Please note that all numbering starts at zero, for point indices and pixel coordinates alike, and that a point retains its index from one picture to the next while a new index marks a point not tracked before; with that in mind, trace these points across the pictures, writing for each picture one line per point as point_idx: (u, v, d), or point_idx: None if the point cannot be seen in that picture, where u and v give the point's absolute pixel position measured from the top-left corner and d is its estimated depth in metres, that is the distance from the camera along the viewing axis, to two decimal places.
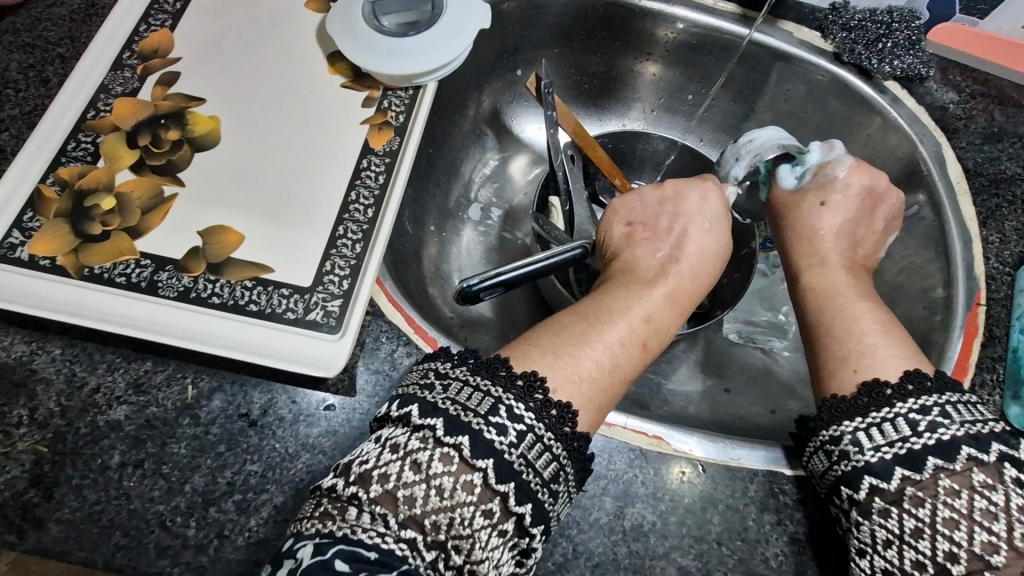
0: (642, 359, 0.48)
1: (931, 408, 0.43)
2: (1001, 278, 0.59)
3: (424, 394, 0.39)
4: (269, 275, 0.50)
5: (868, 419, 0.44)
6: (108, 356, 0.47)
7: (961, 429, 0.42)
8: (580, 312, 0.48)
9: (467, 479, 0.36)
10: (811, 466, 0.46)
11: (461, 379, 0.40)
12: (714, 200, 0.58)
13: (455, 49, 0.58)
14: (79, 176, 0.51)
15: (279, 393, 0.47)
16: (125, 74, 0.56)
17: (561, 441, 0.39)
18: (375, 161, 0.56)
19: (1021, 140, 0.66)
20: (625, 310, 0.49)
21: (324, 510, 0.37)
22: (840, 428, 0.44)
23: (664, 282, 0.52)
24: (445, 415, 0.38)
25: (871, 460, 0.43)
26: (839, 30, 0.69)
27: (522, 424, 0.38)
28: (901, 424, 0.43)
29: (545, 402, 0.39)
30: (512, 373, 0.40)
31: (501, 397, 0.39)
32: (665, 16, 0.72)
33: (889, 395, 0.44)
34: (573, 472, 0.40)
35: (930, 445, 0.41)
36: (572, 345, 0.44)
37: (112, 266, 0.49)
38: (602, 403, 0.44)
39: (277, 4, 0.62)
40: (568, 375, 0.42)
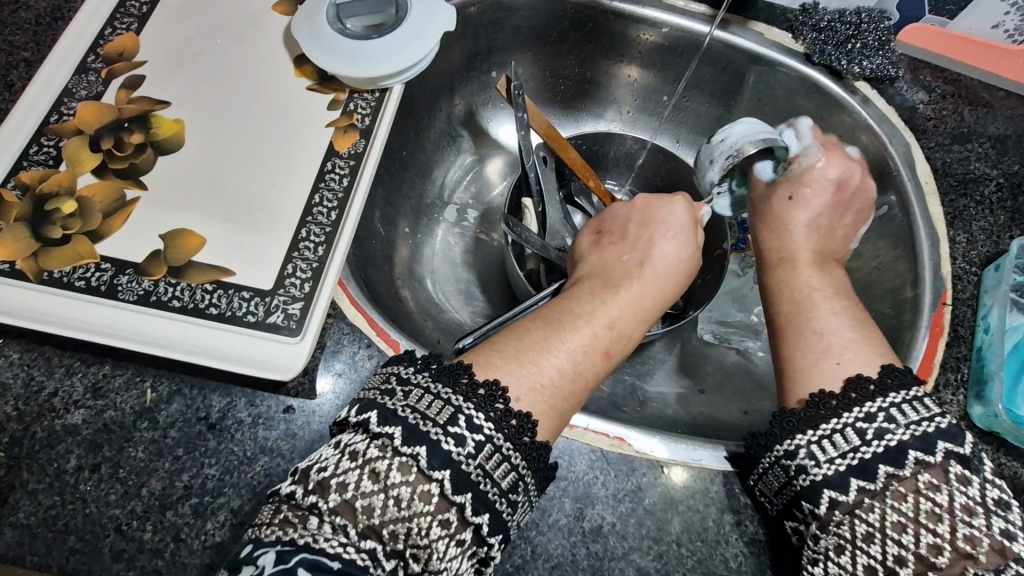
0: (606, 366, 0.48)
1: (876, 415, 0.42)
2: (967, 278, 0.59)
3: (383, 399, 0.39)
4: (230, 278, 0.50)
5: (820, 431, 0.43)
6: (66, 360, 0.47)
7: (906, 433, 0.41)
8: (546, 317, 0.48)
9: (424, 489, 0.36)
10: (764, 484, 0.45)
11: (423, 386, 0.39)
12: (680, 212, 0.57)
13: (419, 51, 0.58)
14: (41, 181, 0.51)
15: (238, 396, 0.47)
16: (90, 78, 0.56)
17: (518, 451, 0.39)
18: (340, 163, 0.56)
19: (990, 141, 0.66)
20: (590, 316, 0.48)
21: (284, 518, 0.37)
22: (794, 441, 0.43)
23: (631, 288, 0.52)
24: (403, 423, 0.37)
25: (826, 473, 0.41)
26: (809, 31, 0.69)
27: (480, 434, 0.38)
28: (850, 435, 0.42)
29: (505, 412, 0.39)
30: (474, 381, 0.40)
31: (461, 406, 0.39)
32: (636, 18, 0.72)
33: (835, 405, 0.43)
34: (534, 481, 0.40)
35: (879, 453, 0.41)
36: (535, 351, 0.44)
37: (72, 270, 0.49)
38: (563, 409, 0.44)
39: (244, 8, 0.62)
40: (530, 383, 0.43)
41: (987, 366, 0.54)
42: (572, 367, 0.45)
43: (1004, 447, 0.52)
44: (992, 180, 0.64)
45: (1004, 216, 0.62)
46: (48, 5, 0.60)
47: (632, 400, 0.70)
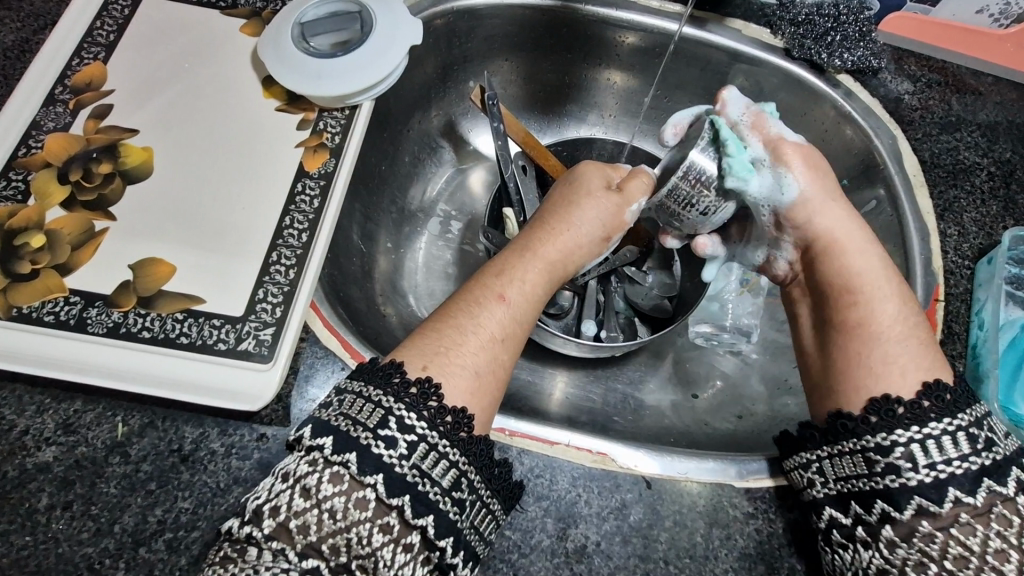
0: (507, 312, 0.48)
1: (984, 422, 0.41)
2: (960, 272, 0.58)
3: (320, 414, 0.40)
4: (201, 306, 0.50)
5: (926, 429, 0.41)
6: (36, 397, 0.46)
7: (1006, 448, 0.41)
8: (468, 292, 0.48)
9: (359, 496, 0.36)
10: (833, 466, 0.43)
11: (356, 392, 0.40)
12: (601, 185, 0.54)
13: (386, 67, 0.57)
14: (9, 216, 0.51)
15: (210, 427, 0.46)
16: (57, 110, 0.56)
17: (456, 447, 0.39)
18: (310, 184, 0.55)
19: (978, 129, 0.65)
20: (494, 272, 0.50)
21: (224, 553, 0.37)
22: (893, 437, 0.41)
23: (532, 262, 0.51)
24: (334, 433, 0.38)
25: (922, 479, 0.40)
26: (788, 25, 0.67)
27: (413, 434, 0.38)
28: (959, 440, 0.40)
29: (440, 408, 0.39)
30: (406, 378, 0.40)
31: (392, 407, 0.39)
32: (610, 21, 0.70)
33: (950, 402, 0.42)
34: (480, 478, 0.39)
35: (988, 466, 0.40)
36: (453, 334, 0.45)
37: (41, 304, 0.48)
38: (480, 369, 0.44)
39: (209, 31, 0.62)
40: (451, 373, 0.43)
41: (982, 363, 0.52)
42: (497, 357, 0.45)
43: None
44: (982, 169, 0.63)
45: (995, 206, 0.61)
46: (15, 38, 0.60)
47: (623, 411, 0.69)
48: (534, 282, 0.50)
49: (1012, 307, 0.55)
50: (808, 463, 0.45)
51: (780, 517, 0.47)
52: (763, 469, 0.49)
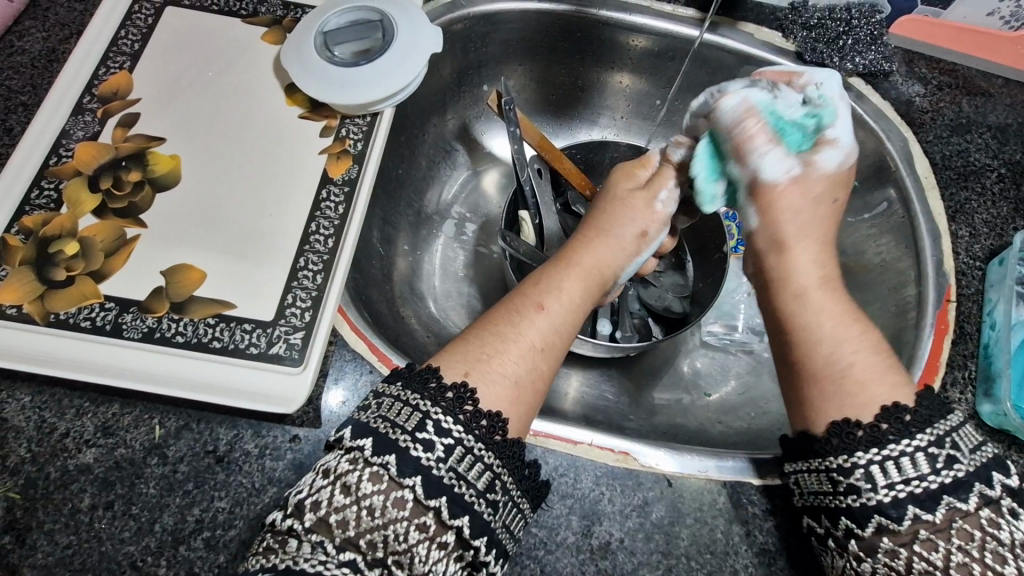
0: (548, 324, 0.48)
1: (945, 440, 0.40)
2: (971, 273, 0.59)
3: (360, 415, 0.41)
4: (232, 311, 0.51)
5: (883, 451, 0.41)
6: (76, 401, 0.47)
7: (971, 465, 0.40)
8: (510, 302, 0.50)
9: (398, 496, 0.37)
10: (804, 481, 0.44)
11: (394, 396, 0.41)
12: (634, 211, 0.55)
13: (406, 76, 0.58)
14: (43, 224, 0.52)
15: (244, 428, 0.47)
16: (86, 119, 0.57)
17: (491, 450, 0.40)
18: (335, 190, 0.57)
19: (989, 131, 0.66)
20: (534, 283, 0.51)
21: (267, 545, 0.38)
22: (853, 458, 0.41)
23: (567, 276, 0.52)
24: (374, 434, 0.39)
25: (882, 499, 0.40)
26: (800, 30, 0.68)
27: (450, 438, 0.39)
28: (918, 462, 0.40)
29: (475, 413, 0.41)
30: (443, 385, 0.41)
31: (429, 411, 0.40)
32: (625, 25, 0.71)
33: (907, 422, 0.41)
34: (513, 481, 0.40)
35: (946, 484, 0.39)
36: (496, 340, 0.46)
37: (77, 310, 0.50)
38: (519, 378, 0.45)
39: (231, 39, 0.63)
40: (495, 382, 0.44)
41: (994, 363, 0.53)
42: (532, 371, 0.46)
43: (1016, 444, 0.52)
44: (993, 170, 0.64)
45: (1007, 207, 0.62)
46: (41, 47, 0.61)
47: (638, 409, 0.71)
48: (574, 296, 0.51)
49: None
50: (789, 476, 0.45)
51: (798, 514, 0.48)
52: (748, 469, 0.50)
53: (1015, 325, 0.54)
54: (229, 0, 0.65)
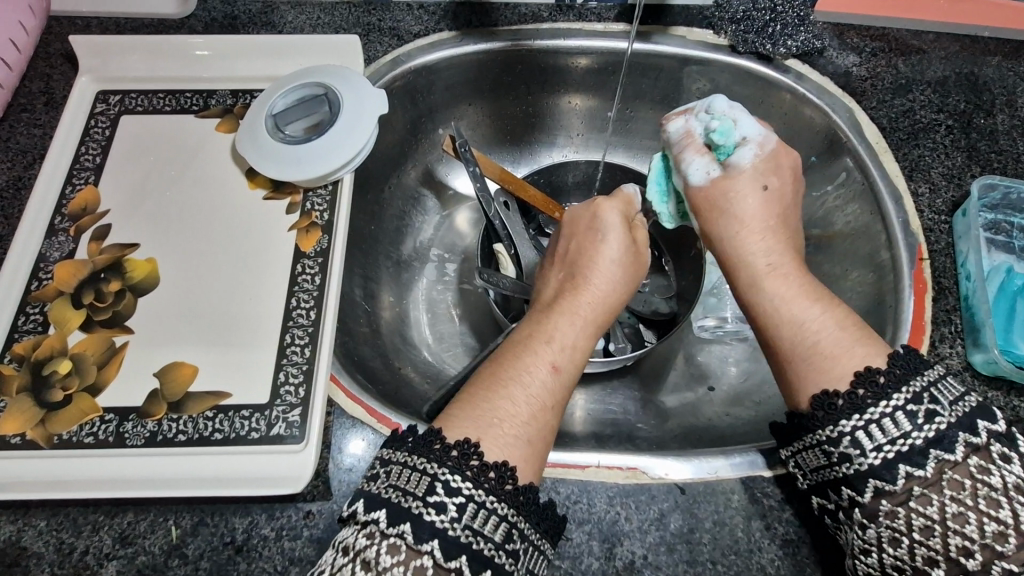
0: (559, 382, 0.48)
1: (923, 396, 0.41)
2: (938, 228, 0.60)
3: (370, 486, 0.41)
4: (228, 400, 0.52)
5: (866, 415, 0.41)
6: (91, 516, 0.48)
7: (952, 416, 0.40)
8: (511, 357, 0.48)
9: (417, 564, 0.38)
10: (804, 460, 0.45)
11: (402, 462, 0.41)
12: (613, 221, 0.55)
13: (359, 141, 0.60)
14: (34, 349, 0.54)
15: (257, 513, 0.48)
16: (60, 239, 0.59)
17: (505, 501, 0.40)
18: (309, 263, 0.58)
19: (929, 86, 0.68)
20: (532, 335, 0.50)
21: None
22: (838, 428, 0.42)
23: (564, 318, 0.51)
24: (386, 505, 0.40)
25: (874, 461, 0.41)
26: (729, 24, 0.70)
27: (460, 496, 0.39)
28: (899, 419, 0.41)
29: (482, 467, 0.41)
30: (447, 444, 0.42)
31: (437, 473, 0.40)
32: (562, 50, 0.73)
33: (883, 383, 0.42)
34: (530, 526, 0.41)
35: (931, 439, 0.40)
36: (499, 397, 0.45)
37: (79, 427, 0.51)
38: (532, 438, 0.44)
39: (187, 136, 0.65)
40: (508, 439, 0.43)
41: (976, 313, 0.54)
42: (538, 421, 0.45)
43: (1014, 388, 0.52)
44: (941, 124, 0.66)
45: (960, 158, 0.63)
46: (8, 177, 0.63)
47: (646, 417, 0.71)
48: (575, 341, 0.50)
49: (993, 252, 0.57)
50: (787, 460, 0.46)
51: None
52: (760, 461, 0.51)
53: (988, 272, 0.56)
54: (179, 98, 0.67)
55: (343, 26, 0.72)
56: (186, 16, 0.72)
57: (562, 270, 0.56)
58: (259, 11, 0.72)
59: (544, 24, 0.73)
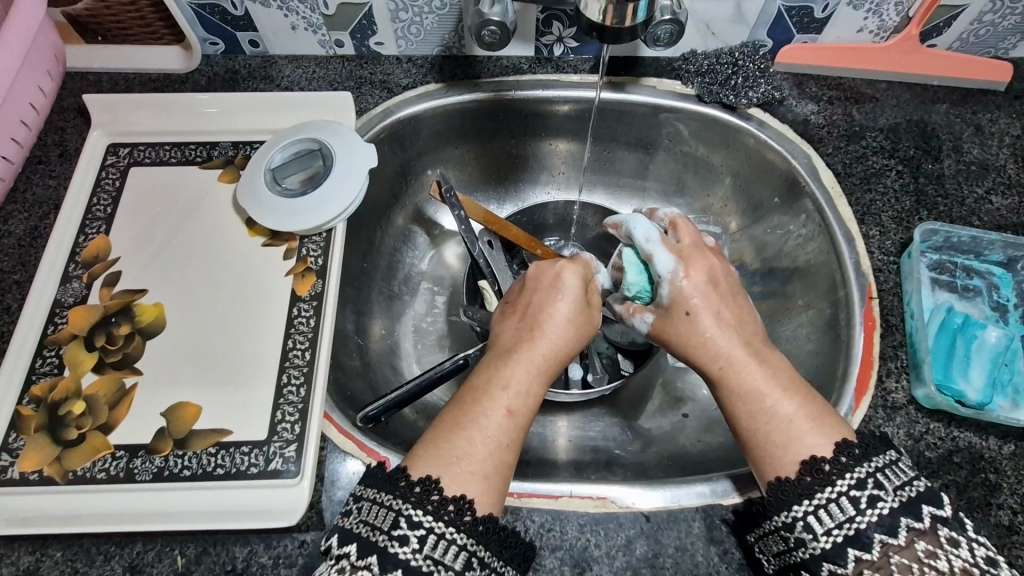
0: (512, 425, 0.51)
1: (866, 481, 0.46)
2: (887, 268, 0.65)
3: (344, 522, 0.46)
4: (229, 437, 0.56)
5: (815, 500, 0.46)
6: (103, 547, 0.52)
7: (896, 500, 0.45)
8: (463, 402, 0.52)
9: None
10: (765, 546, 0.49)
11: (371, 499, 0.46)
12: (568, 277, 0.61)
13: (350, 192, 0.65)
14: (50, 390, 0.58)
15: (255, 543, 0.52)
16: (74, 285, 0.63)
17: (463, 531, 0.45)
18: (304, 306, 0.63)
19: (881, 133, 0.73)
20: (489, 381, 0.54)
21: None
22: (790, 514, 0.47)
23: (520, 364, 0.55)
24: (358, 539, 0.44)
25: (825, 545, 0.45)
26: (695, 76, 0.75)
27: (421, 529, 0.44)
28: (844, 505, 0.45)
29: (440, 500, 0.45)
30: (410, 480, 0.46)
31: (400, 508, 0.45)
32: (542, 100, 0.78)
33: (828, 472, 0.47)
34: (488, 553, 0.45)
35: (874, 523, 0.44)
36: (454, 435, 0.50)
37: (92, 464, 0.55)
38: (489, 476, 0.48)
39: (191, 186, 0.70)
40: (464, 474, 0.47)
41: (919, 350, 0.59)
42: (495, 460, 0.49)
43: (953, 420, 0.57)
44: (891, 169, 0.71)
45: (909, 201, 0.69)
46: (25, 226, 0.68)
47: (623, 443, 0.75)
48: (529, 384, 0.54)
49: (936, 291, 0.63)
50: (753, 545, 0.50)
51: None
52: (719, 490, 0.55)
53: (930, 312, 0.61)
54: (184, 149, 0.72)
55: (336, 79, 0.77)
56: (191, 71, 0.77)
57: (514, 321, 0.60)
58: (259, 66, 0.78)
59: (524, 75, 0.78)
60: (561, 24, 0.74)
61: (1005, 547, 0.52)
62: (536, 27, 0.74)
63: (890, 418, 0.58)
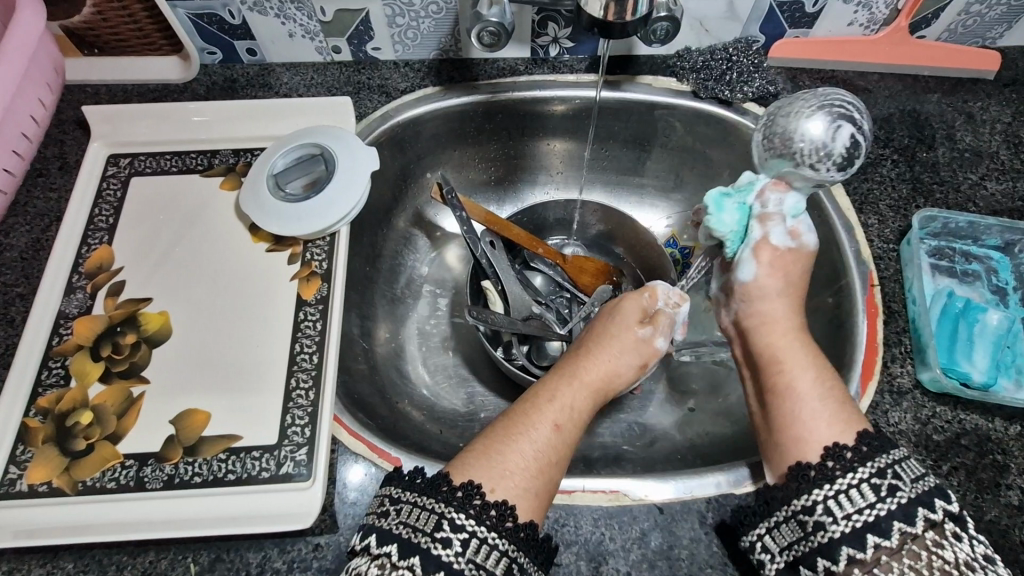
0: (561, 440, 0.52)
1: (886, 471, 0.45)
2: (887, 256, 0.66)
3: (381, 522, 0.45)
4: (240, 442, 0.56)
5: (835, 486, 0.45)
6: (115, 557, 0.52)
7: (912, 491, 0.44)
8: (518, 410, 0.54)
9: None
10: (774, 539, 0.47)
11: (412, 501, 0.46)
12: (630, 303, 0.63)
13: (353, 196, 0.66)
14: (57, 401, 0.58)
15: (269, 548, 0.52)
16: (78, 296, 0.63)
17: (505, 537, 0.45)
18: (310, 310, 0.63)
19: (875, 124, 0.74)
20: (543, 394, 0.55)
21: None
22: (812, 497, 0.46)
23: (577, 383, 0.56)
24: (398, 539, 0.44)
25: (845, 530, 0.44)
26: (689, 72, 0.76)
27: (464, 532, 0.44)
28: (865, 491, 0.45)
29: (484, 505, 0.45)
30: (453, 486, 0.46)
31: (444, 512, 0.45)
32: (540, 100, 0.79)
33: (850, 459, 0.46)
34: (527, 558, 0.45)
35: (893, 510, 0.43)
36: (503, 444, 0.50)
37: (102, 474, 0.55)
38: (536, 490, 0.48)
39: (193, 195, 0.70)
40: (503, 477, 0.48)
41: (922, 334, 0.59)
42: (542, 473, 0.49)
43: (959, 402, 0.57)
44: (887, 159, 0.72)
45: (905, 189, 0.70)
46: (26, 239, 0.67)
47: (632, 439, 0.76)
48: (580, 404, 0.55)
49: (936, 278, 0.64)
50: (755, 544, 0.49)
51: None
52: (731, 479, 0.55)
53: (931, 298, 0.62)
54: (184, 159, 0.72)
55: (334, 85, 0.78)
56: (189, 81, 0.77)
57: (578, 345, 0.62)
58: (257, 74, 0.78)
59: (521, 77, 0.79)
60: (556, 25, 0.74)
61: (1016, 526, 0.52)
62: (532, 29, 0.75)
63: (897, 403, 0.58)
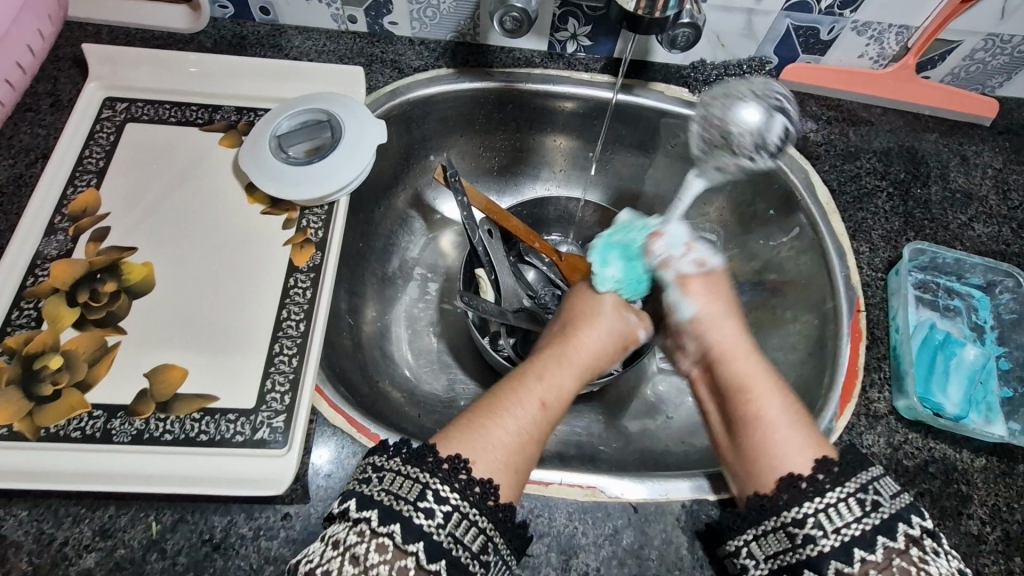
0: (545, 418, 0.53)
1: (868, 486, 0.46)
2: (875, 284, 0.67)
3: (361, 487, 0.44)
4: (215, 403, 0.55)
5: (823, 500, 0.46)
6: (73, 509, 0.50)
7: (893, 507, 0.45)
8: (499, 390, 0.54)
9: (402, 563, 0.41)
10: (760, 547, 0.48)
11: (395, 469, 0.45)
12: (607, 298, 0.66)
13: (356, 166, 0.65)
14: (25, 343, 0.55)
15: (236, 513, 0.51)
16: (59, 238, 0.61)
17: (486, 514, 0.44)
18: (301, 277, 0.61)
19: (875, 155, 0.76)
20: (528, 375, 0.56)
21: None
22: (801, 509, 0.46)
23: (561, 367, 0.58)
24: (379, 506, 0.42)
25: (834, 544, 0.44)
26: (702, 85, 0.78)
27: (447, 505, 0.43)
28: (850, 506, 0.45)
29: (468, 481, 0.45)
30: (438, 458, 0.46)
31: (428, 482, 0.44)
32: (551, 94, 0.79)
33: (837, 473, 0.47)
34: (503, 542, 0.45)
35: (878, 524, 0.44)
36: (486, 418, 0.51)
37: (67, 422, 0.53)
38: (517, 466, 0.49)
39: (190, 148, 0.68)
40: (486, 453, 0.48)
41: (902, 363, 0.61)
42: (522, 448, 0.50)
43: (930, 431, 0.59)
44: (883, 191, 0.74)
45: (898, 222, 0.71)
46: (8, 174, 0.65)
47: (608, 440, 0.76)
48: (564, 386, 0.57)
49: (919, 309, 0.65)
50: (739, 550, 0.48)
51: None
52: (706, 486, 0.55)
53: (913, 327, 0.64)
54: (183, 110, 0.70)
55: (346, 54, 0.77)
56: (197, 32, 0.75)
57: (554, 334, 0.64)
58: (268, 34, 0.76)
59: (535, 69, 0.79)
60: (576, 21, 0.75)
61: (974, 555, 0.54)
62: (552, 22, 0.75)
63: (872, 426, 0.59)
